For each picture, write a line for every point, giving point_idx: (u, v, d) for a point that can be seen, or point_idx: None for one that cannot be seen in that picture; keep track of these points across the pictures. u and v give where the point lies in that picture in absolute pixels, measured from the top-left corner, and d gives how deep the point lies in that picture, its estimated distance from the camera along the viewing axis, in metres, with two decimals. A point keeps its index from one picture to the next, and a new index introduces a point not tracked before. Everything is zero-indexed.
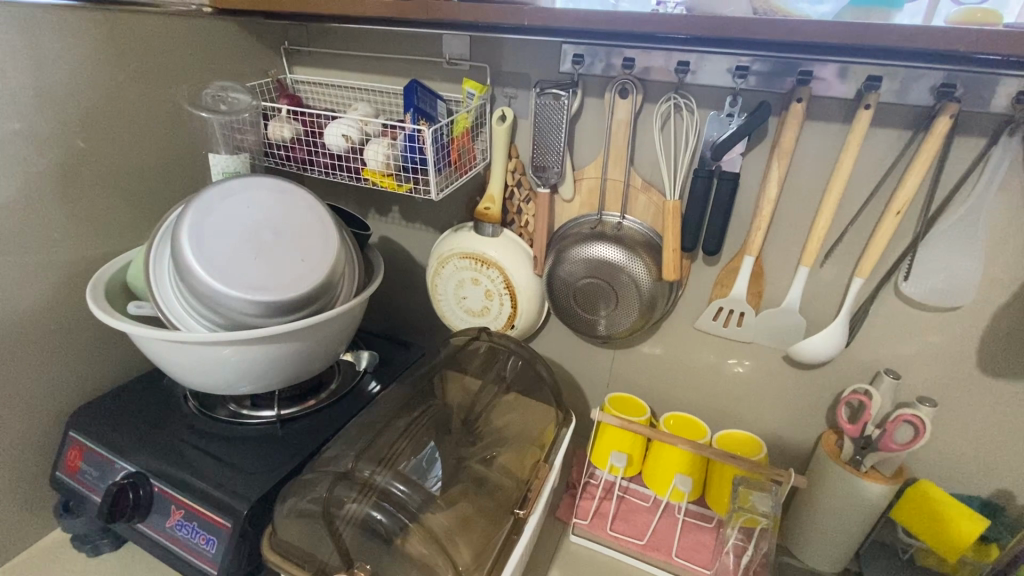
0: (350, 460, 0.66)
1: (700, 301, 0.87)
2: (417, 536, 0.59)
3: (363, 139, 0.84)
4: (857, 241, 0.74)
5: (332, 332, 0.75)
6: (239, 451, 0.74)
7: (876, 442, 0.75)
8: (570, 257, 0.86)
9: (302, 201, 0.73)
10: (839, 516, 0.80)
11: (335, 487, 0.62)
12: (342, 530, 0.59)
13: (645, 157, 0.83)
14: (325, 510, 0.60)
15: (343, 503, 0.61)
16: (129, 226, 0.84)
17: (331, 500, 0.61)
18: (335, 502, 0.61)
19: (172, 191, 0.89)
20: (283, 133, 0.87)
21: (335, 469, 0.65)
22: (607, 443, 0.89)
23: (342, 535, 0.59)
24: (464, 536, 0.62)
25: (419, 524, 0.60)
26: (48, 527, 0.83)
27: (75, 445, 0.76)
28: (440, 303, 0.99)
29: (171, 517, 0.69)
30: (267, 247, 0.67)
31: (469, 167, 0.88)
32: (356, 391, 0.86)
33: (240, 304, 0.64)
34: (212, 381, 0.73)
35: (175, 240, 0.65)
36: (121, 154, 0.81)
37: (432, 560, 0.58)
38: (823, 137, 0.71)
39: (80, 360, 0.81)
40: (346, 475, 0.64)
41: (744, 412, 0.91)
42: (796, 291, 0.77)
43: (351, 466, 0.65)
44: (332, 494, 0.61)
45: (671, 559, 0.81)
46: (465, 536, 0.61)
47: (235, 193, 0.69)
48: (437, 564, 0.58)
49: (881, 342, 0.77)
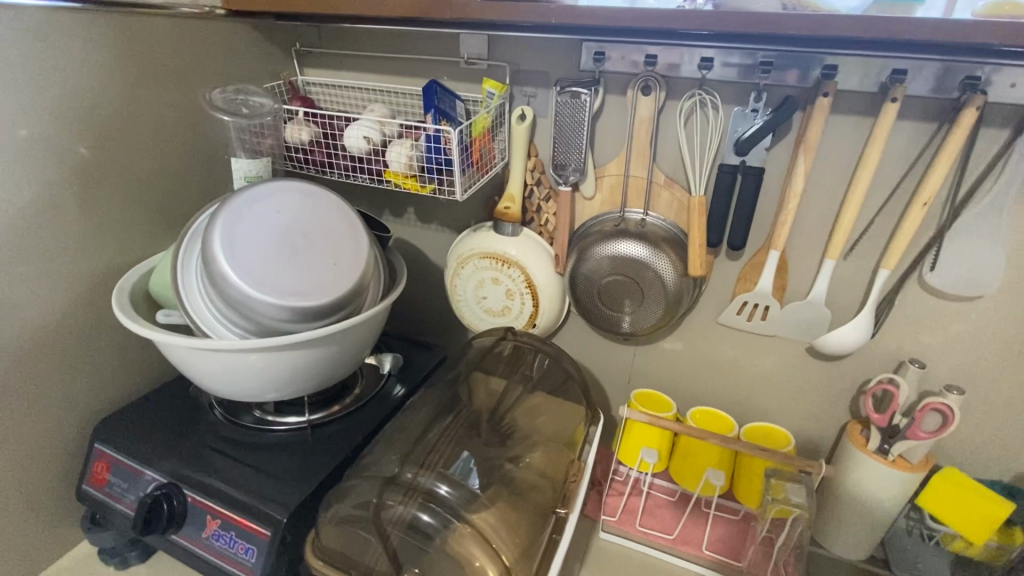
0: (394, 463, 0.66)
1: (723, 295, 0.87)
2: (466, 535, 0.59)
3: (383, 140, 0.83)
4: (882, 233, 0.75)
5: (359, 336, 0.75)
6: (273, 458, 0.73)
7: (904, 430, 0.76)
8: (594, 255, 0.86)
9: (332, 203, 0.72)
10: (866, 508, 0.81)
11: (382, 490, 0.62)
12: (389, 532, 0.59)
13: (667, 154, 0.82)
14: (372, 515, 0.60)
15: (390, 506, 0.61)
16: (145, 232, 0.83)
17: (378, 505, 0.61)
18: (380, 508, 0.61)
19: (187, 196, 0.87)
20: (301, 136, 0.86)
21: (379, 473, 0.64)
22: (636, 440, 0.89)
23: (389, 538, 0.59)
24: (510, 534, 0.62)
25: (466, 524, 0.60)
26: (73, 541, 0.81)
27: (101, 457, 0.74)
28: (460, 304, 0.98)
29: (207, 527, 0.68)
30: (299, 251, 0.66)
31: (490, 167, 0.88)
32: (381, 395, 0.86)
33: (274, 311, 0.64)
34: (241, 388, 0.72)
35: (206, 243, 0.64)
36: (134, 159, 0.79)
37: (481, 561, 0.59)
38: (847, 131, 0.72)
39: (102, 370, 0.80)
40: (391, 479, 0.63)
41: (767, 404, 0.92)
42: (822, 285, 0.77)
43: (395, 470, 0.65)
44: (378, 499, 0.61)
45: (702, 552, 0.83)
46: (511, 534, 0.62)
47: (267, 194, 0.68)
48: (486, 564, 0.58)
49: (905, 332, 0.78)
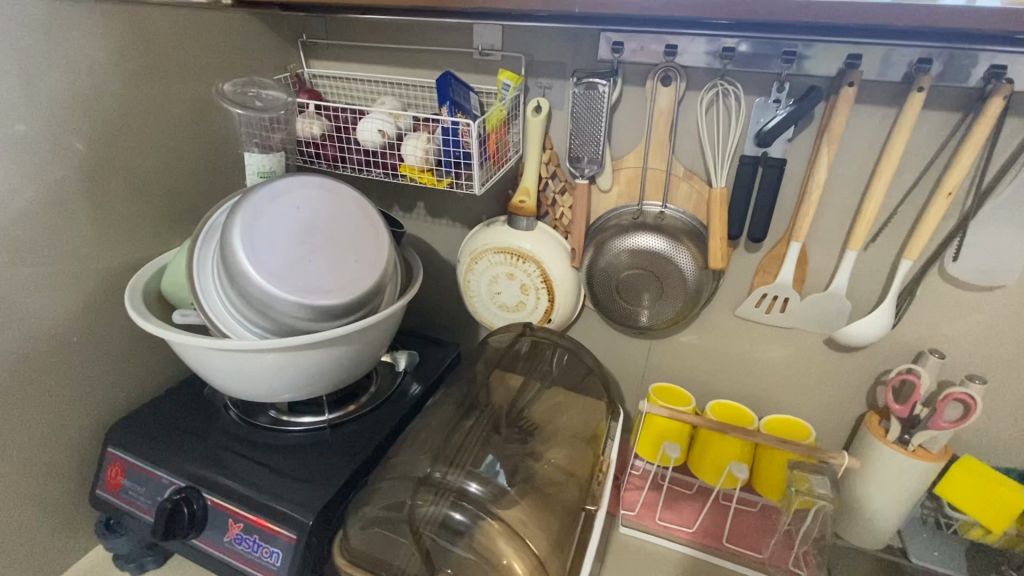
0: (425, 464, 0.66)
1: (741, 287, 0.86)
2: (496, 532, 0.59)
3: (398, 134, 0.81)
4: (904, 224, 0.74)
5: (378, 334, 0.74)
6: (292, 459, 0.72)
7: (926, 421, 0.76)
8: (611, 249, 0.85)
9: (351, 198, 0.70)
10: (887, 498, 0.81)
11: (413, 490, 0.62)
12: (422, 531, 0.60)
13: (686, 145, 0.81)
14: (405, 515, 0.61)
15: (423, 507, 0.61)
16: (152, 230, 0.80)
17: (409, 505, 0.61)
18: (412, 509, 0.61)
19: (194, 193, 0.85)
20: (313, 130, 0.84)
21: (410, 474, 0.64)
22: (656, 435, 0.89)
23: (422, 537, 0.60)
24: (541, 528, 0.61)
25: (496, 520, 0.60)
26: (85, 547, 0.79)
27: (115, 461, 0.73)
28: (473, 299, 0.97)
29: (229, 531, 0.66)
30: (320, 248, 0.65)
31: (505, 160, 0.86)
32: (398, 394, 0.84)
33: (296, 310, 0.62)
34: (260, 388, 0.71)
35: (225, 240, 0.62)
36: (140, 154, 0.76)
37: (515, 558, 0.58)
38: (871, 121, 0.71)
39: (111, 373, 0.78)
40: (422, 479, 0.64)
41: (784, 397, 0.92)
42: (843, 276, 0.77)
43: (426, 470, 0.65)
44: (409, 500, 0.62)
45: (722, 545, 0.84)
46: (542, 529, 0.62)
47: (286, 189, 0.66)
48: (520, 560, 0.58)
49: (925, 323, 0.78)
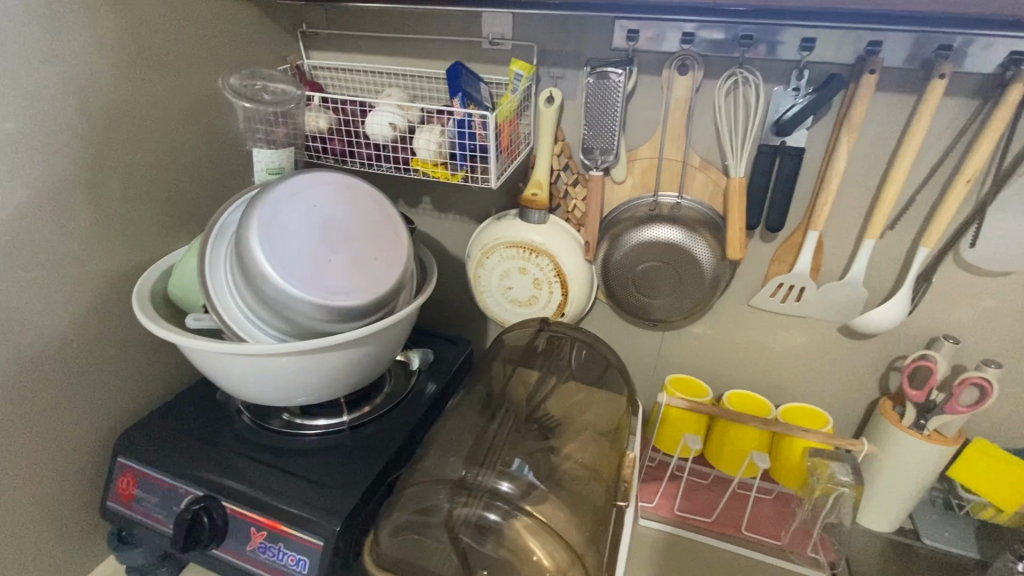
0: (457, 466, 0.66)
1: (756, 277, 0.86)
2: (530, 528, 0.59)
3: (408, 127, 0.79)
4: (921, 211, 0.75)
5: (397, 333, 0.72)
6: (312, 463, 0.70)
7: (941, 406, 0.78)
8: (626, 242, 0.84)
9: (368, 195, 0.68)
10: (901, 482, 0.83)
11: (447, 493, 0.62)
12: (459, 533, 0.59)
13: (703, 135, 0.80)
14: (442, 519, 0.60)
15: (458, 508, 0.60)
16: (153, 231, 0.76)
17: (444, 508, 0.61)
18: (446, 512, 0.61)
19: (195, 191, 0.81)
20: (319, 123, 0.81)
21: (443, 477, 0.64)
22: (675, 427, 0.89)
23: (460, 539, 0.59)
24: (576, 522, 0.62)
25: (530, 516, 0.60)
26: (92, 561, 0.77)
27: (126, 471, 0.70)
28: (484, 295, 0.95)
29: (251, 540, 0.64)
30: (339, 247, 0.62)
31: (517, 152, 0.84)
32: (413, 394, 0.82)
33: (319, 312, 0.60)
34: (276, 392, 0.69)
35: (242, 240, 0.60)
36: (139, 151, 0.72)
37: (552, 552, 0.58)
38: (890, 109, 0.71)
39: (115, 380, 0.74)
40: (455, 482, 0.63)
41: (798, 385, 0.92)
42: (861, 264, 0.77)
43: (459, 473, 0.65)
44: (443, 502, 0.61)
45: (742, 533, 0.84)
46: (577, 522, 0.62)
47: (302, 186, 0.64)
48: (557, 554, 0.58)
49: (939, 309, 0.79)
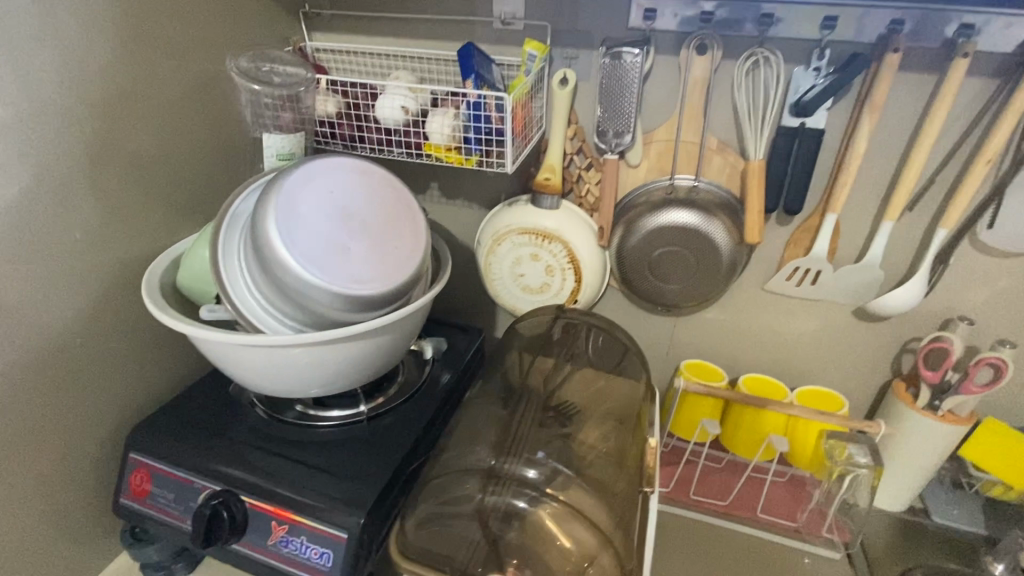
0: (484, 455, 0.65)
1: (772, 261, 0.86)
2: (559, 514, 0.60)
3: (420, 110, 0.76)
4: (939, 192, 0.74)
5: (414, 322, 0.71)
6: (331, 455, 0.69)
7: (956, 386, 0.78)
8: (643, 227, 0.83)
9: (385, 181, 0.66)
10: (916, 463, 0.83)
11: (477, 482, 0.62)
12: (489, 522, 0.60)
13: (721, 117, 0.79)
14: (472, 508, 0.60)
15: (489, 497, 0.61)
16: (156, 221, 0.74)
17: (474, 497, 0.61)
18: (477, 500, 0.61)
19: (198, 179, 0.78)
20: (327, 108, 0.79)
21: (470, 467, 0.64)
22: (691, 412, 0.89)
23: (490, 525, 0.59)
24: (604, 507, 0.62)
25: (558, 502, 0.61)
26: (102, 559, 0.75)
27: (139, 467, 0.68)
28: (495, 284, 0.92)
29: (272, 534, 0.63)
30: (358, 234, 0.61)
31: (531, 135, 0.82)
32: (428, 383, 0.81)
33: (339, 301, 0.58)
34: (292, 385, 0.67)
35: (259, 227, 0.58)
36: (142, 137, 0.70)
37: (580, 538, 0.59)
38: (911, 89, 0.71)
39: (122, 374, 0.72)
40: (485, 471, 0.64)
41: (811, 369, 0.92)
42: (879, 246, 0.77)
43: (488, 462, 0.65)
44: (474, 491, 0.62)
45: (758, 515, 0.85)
46: (605, 505, 0.62)
47: (319, 172, 0.62)
48: (586, 538, 0.59)
49: (954, 290, 0.79)
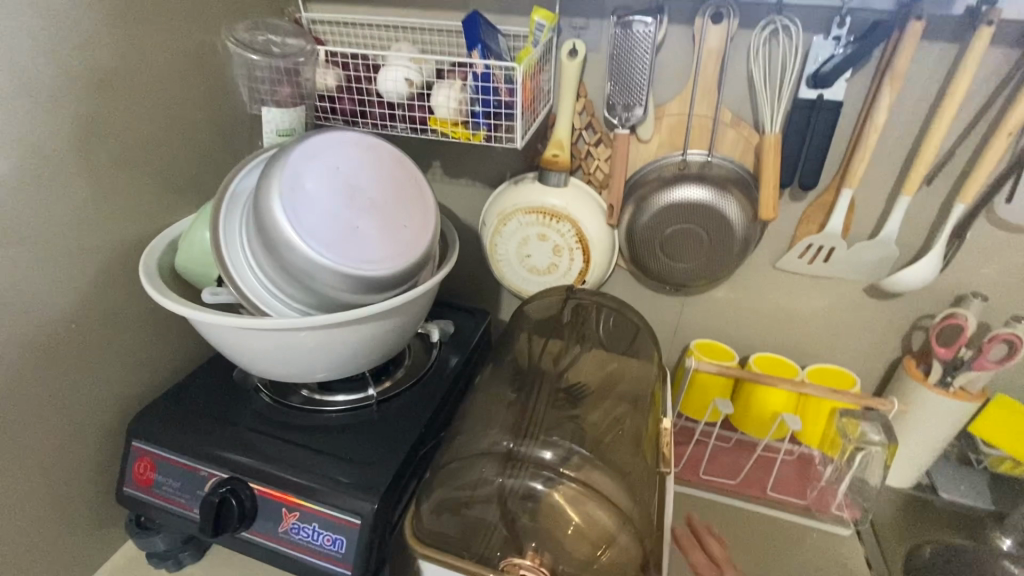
0: (501, 438, 0.64)
1: (784, 238, 0.84)
2: (580, 494, 0.58)
3: (425, 83, 0.73)
4: (958, 166, 0.73)
5: (423, 305, 0.68)
6: (340, 440, 0.67)
7: (970, 362, 0.77)
8: (654, 204, 0.81)
9: (392, 157, 0.63)
10: (927, 440, 0.83)
11: (494, 466, 0.60)
12: (510, 506, 0.58)
13: (736, 89, 0.77)
14: (491, 492, 0.59)
15: (509, 480, 0.59)
16: (151, 201, 0.70)
17: (493, 481, 0.59)
18: (496, 484, 0.59)
19: (193, 157, 0.75)
20: (327, 81, 0.75)
21: (486, 451, 0.62)
22: (702, 392, 0.88)
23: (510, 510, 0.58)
24: (624, 486, 0.61)
25: (579, 483, 0.59)
26: (106, 550, 0.73)
27: (142, 455, 0.66)
28: (501, 265, 0.90)
29: (284, 521, 0.62)
30: (366, 212, 0.58)
31: (539, 110, 0.79)
32: (436, 366, 0.79)
33: (347, 282, 0.56)
34: (299, 370, 0.65)
35: (263, 205, 0.55)
36: (134, 112, 0.66)
37: (599, 519, 0.58)
38: (933, 59, 0.69)
39: (121, 361, 0.70)
40: (502, 454, 0.61)
41: (821, 348, 0.91)
42: (895, 222, 0.75)
43: (505, 445, 0.63)
44: (492, 475, 0.60)
45: (768, 493, 0.85)
46: (625, 485, 0.61)
47: (323, 147, 0.59)
48: (601, 516, 0.58)
49: (968, 266, 0.78)
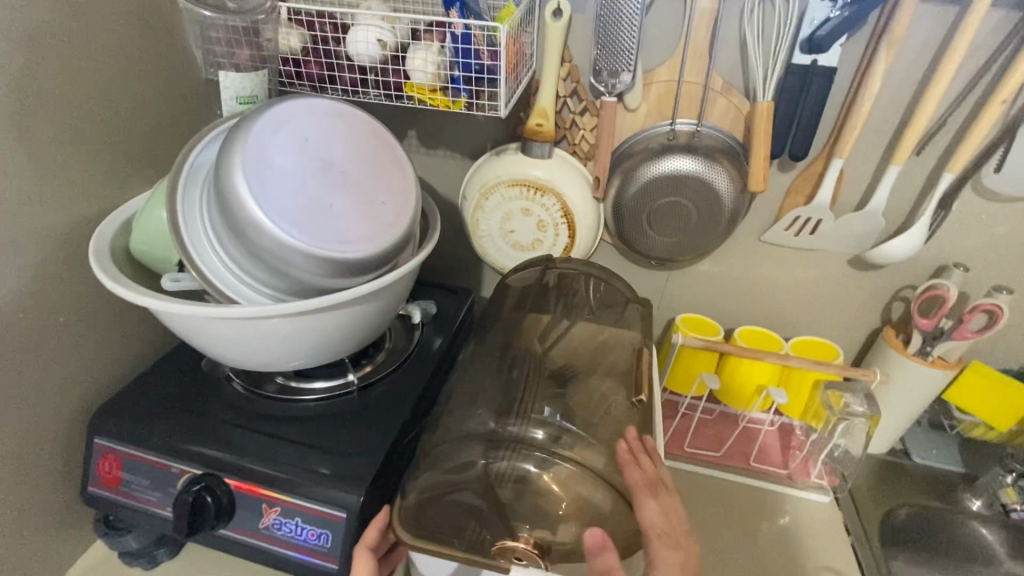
0: (486, 418, 0.62)
1: (772, 211, 0.82)
2: (571, 476, 0.58)
3: (400, 45, 0.67)
4: (947, 136, 0.72)
5: (404, 286, 0.65)
6: (320, 431, 0.64)
7: (950, 332, 0.78)
8: (641, 177, 0.78)
9: (367, 127, 0.58)
10: (906, 407, 0.85)
11: (481, 448, 0.59)
12: (500, 489, 0.57)
13: (728, 54, 0.73)
14: (480, 474, 0.58)
15: (494, 463, 0.58)
16: (98, 177, 0.63)
17: (480, 463, 0.58)
18: (482, 466, 0.58)
19: (143, 128, 0.68)
20: (290, 43, 0.69)
21: (472, 432, 0.60)
22: (688, 367, 0.87)
23: (501, 494, 0.57)
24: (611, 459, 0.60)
25: (567, 461, 0.58)
26: (69, 553, 0.68)
27: (107, 453, 0.62)
28: (482, 241, 0.85)
29: (265, 516, 0.59)
30: (341, 187, 0.54)
31: (521, 75, 0.75)
32: (418, 350, 0.76)
33: (320, 266, 0.52)
34: (272, 359, 0.61)
35: (225, 181, 0.50)
36: (74, 74, 0.58)
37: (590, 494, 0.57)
38: (928, 24, 0.67)
39: (74, 353, 0.64)
40: (487, 436, 0.60)
41: (804, 321, 0.91)
42: (884, 193, 0.74)
43: (489, 425, 0.61)
44: (477, 457, 0.58)
45: (751, 465, 0.86)
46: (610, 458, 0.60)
47: (291, 116, 0.54)
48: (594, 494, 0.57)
49: (950, 238, 0.79)
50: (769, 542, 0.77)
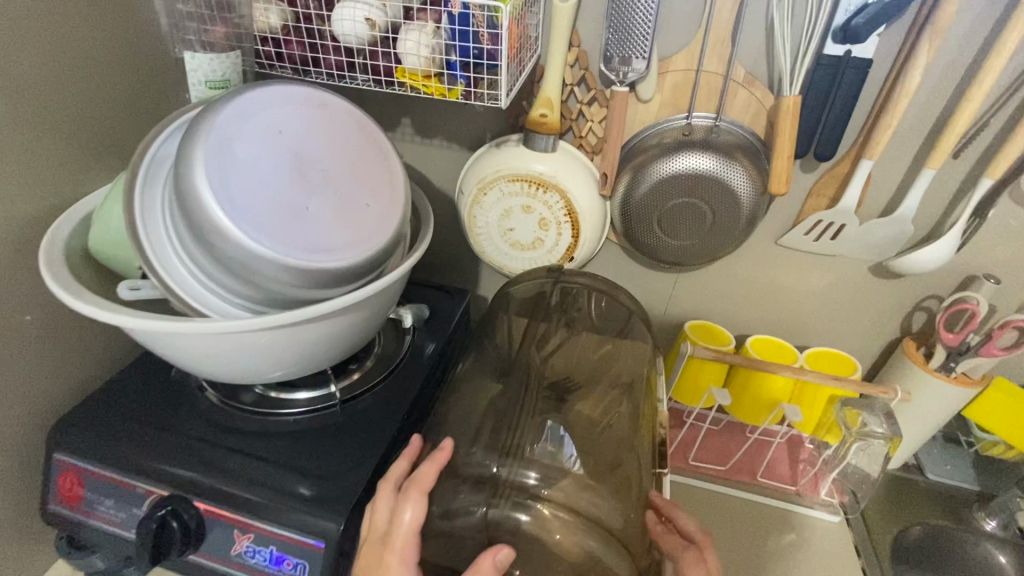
0: (477, 456, 0.58)
1: (791, 213, 0.77)
2: (566, 528, 0.54)
3: (390, 24, 0.61)
4: (985, 138, 0.66)
5: (391, 294, 0.59)
6: (297, 450, 0.59)
7: (976, 348, 0.74)
8: (653, 174, 0.72)
9: (351, 118, 0.52)
10: (924, 423, 0.80)
11: (473, 491, 0.56)
12: (493, 536, 0.54)
13: (751, 41, 0.67)
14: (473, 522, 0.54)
15: (491, 511, 0.55)
16: (55, 166, 0.57)
17: (477, 511, 0.55)
18: (477, 514, 0.55)
19: (107, 112, 0.62)
20: (269, 20, 0.62)
21: (461, 471, 0.57)
22: (698, 378, 0.83)
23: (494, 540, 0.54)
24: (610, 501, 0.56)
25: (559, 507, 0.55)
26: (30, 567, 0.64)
27: (68, 470, 0.57)
28: (479, 239, 0.80)
29: (237, 542, 0.54)
30: (319, 189, 0.48)
31: (524, 59, 0.68)
32: (408, 357, 0.71)
33: (297, 278, 0.46)
34: (246, 373, 0.55)
35: (187, 181, 0.45)
36: (25, 51, 0.52)
37: (589, 541, 0.54)
38: (973, 13, 0.61)
39: (33, 358, 0.59)
40: (478, 477, 0.57)
41: (820, 329, 0.86)
42: (914, 198, 0.69)
43: (480, 464, 0.57)
44: (474, 503, 0.55)
45: (758, 480, 0.81)
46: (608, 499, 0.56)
47: (264, 107, 0.48)
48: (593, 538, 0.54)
49: (982, 247, 0.73)
50: (776, 565, 0.73)
